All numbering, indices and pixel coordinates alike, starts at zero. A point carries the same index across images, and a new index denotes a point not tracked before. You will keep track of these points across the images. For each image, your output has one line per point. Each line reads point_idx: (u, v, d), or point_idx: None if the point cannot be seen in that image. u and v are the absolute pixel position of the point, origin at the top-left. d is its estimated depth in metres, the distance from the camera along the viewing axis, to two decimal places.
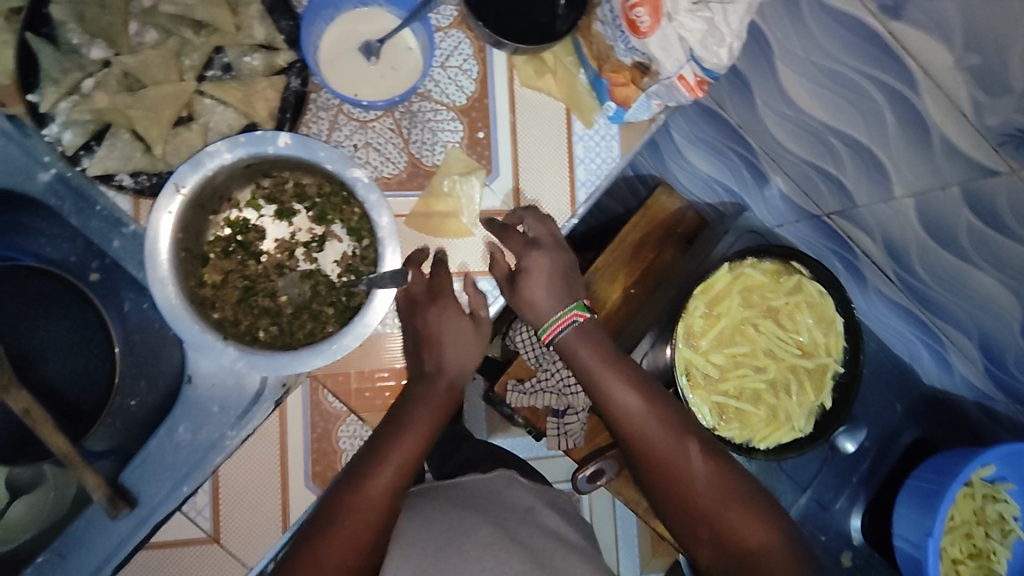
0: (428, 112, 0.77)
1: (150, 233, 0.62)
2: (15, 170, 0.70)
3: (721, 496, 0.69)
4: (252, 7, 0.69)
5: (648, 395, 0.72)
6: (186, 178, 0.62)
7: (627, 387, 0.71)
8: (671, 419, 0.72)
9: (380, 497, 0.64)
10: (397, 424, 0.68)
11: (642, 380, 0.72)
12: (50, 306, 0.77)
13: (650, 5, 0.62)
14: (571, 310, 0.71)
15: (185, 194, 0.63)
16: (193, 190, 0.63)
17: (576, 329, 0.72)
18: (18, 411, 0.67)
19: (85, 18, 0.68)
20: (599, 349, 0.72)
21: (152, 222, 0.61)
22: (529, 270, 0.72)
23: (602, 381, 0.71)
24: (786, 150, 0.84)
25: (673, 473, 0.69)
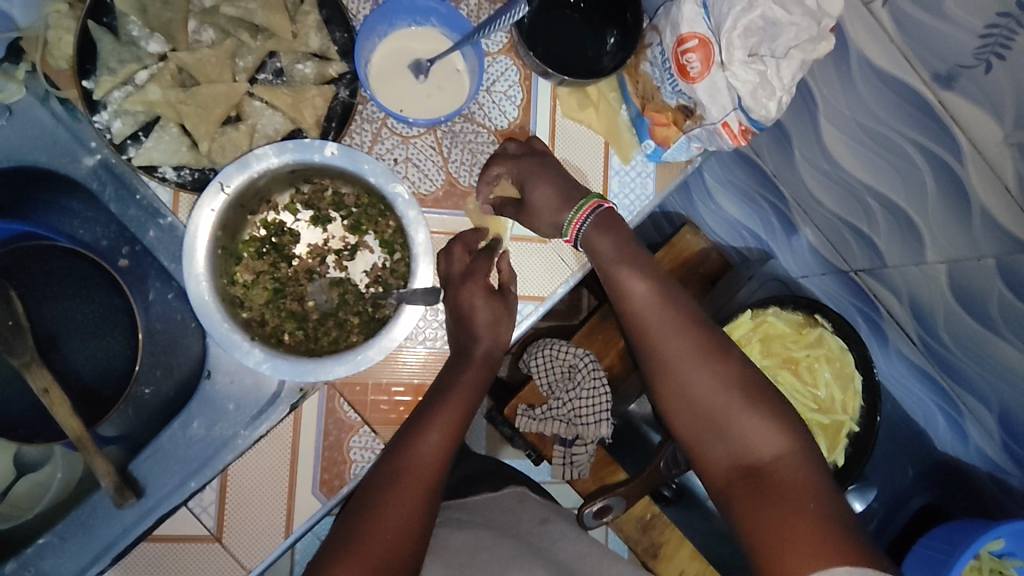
0: (469, 134, 0.78)
1: (190, 229, 0.62)
2: (63, 153, 0.71)
3: (736, 399, 0.67)
4: (310, 16, 0.70)
5: (659, 286, 0.70)
6: (231, 178, 0.63)
7: (636, 275, 0.70)
8: (685, 317, 0.69)
9: (421, 479, 0.66)
10: (427, 410, 0.69)
11: (654, 270, 0.71)
12: (79, 289, 0.77)
13: (702, 52, 0.64)
14: (591, 200, 0.71)
15: (228, 193, 0.64)
16: (236, 190, 0.64)
17: (594, 216, 0.71)
18: (37, 391, 0.70)
19: (147, 11, 0.68)
20: (614, 236, 0.71)
21: (193, 218, 0.62)
22: (540, 179, 0.72)
23: (617, 276, 0.70)
24: (820, 203, 0.84)
25: (681, 373, 0.68)
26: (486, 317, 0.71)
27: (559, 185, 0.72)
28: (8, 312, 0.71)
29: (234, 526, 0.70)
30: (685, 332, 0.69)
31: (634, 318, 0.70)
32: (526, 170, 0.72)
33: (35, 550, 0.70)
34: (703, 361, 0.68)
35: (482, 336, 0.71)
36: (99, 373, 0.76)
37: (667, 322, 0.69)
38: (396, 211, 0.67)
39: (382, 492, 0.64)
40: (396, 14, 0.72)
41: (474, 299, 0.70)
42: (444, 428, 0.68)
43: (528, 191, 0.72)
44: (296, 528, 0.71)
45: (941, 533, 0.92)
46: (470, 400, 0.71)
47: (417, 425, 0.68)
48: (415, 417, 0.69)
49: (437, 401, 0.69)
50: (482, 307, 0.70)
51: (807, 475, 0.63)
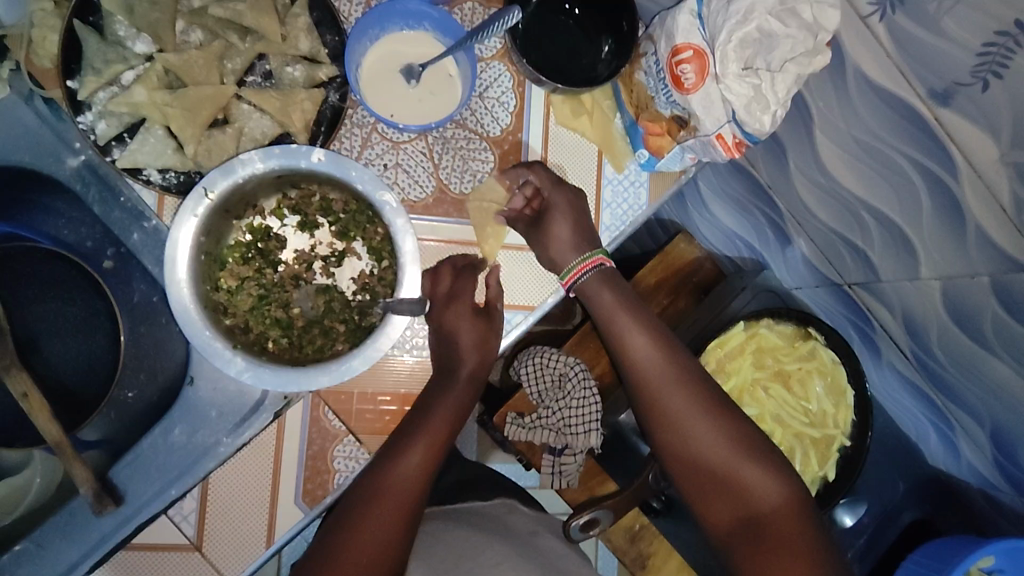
0: (461, 140, 0.77)
1: (172, 235, 0.61)
2: (47, 154, 0.70)
3: (738, 453, 0.70)
4: (300, 19, 0.69)
5: (661, 341, 0.73)
6: (216, 183, 0.62)
7: (637, 329, 0.73)
8: (688, 374, 0.72)
9: (398, 502, 0.65)
10: (407, 431, 0.68)
11: (656, 326, 0.74)
12: (62, 290, 0.76)
13: (697, 63, 0.63)
14: (596, 256, 0.73)
15: (212, 199, 0.62)
16: (220, 196, 0.63)
17: (597, 272, 0.74)
18: (17, 395, 0.69)
19: (134, 11, 0.67)
20: (613, 288, 0.74)
21: (176, 223, 0.61)
22: (560, 216, 0.73)
23: (618, 326, 0.74)
24: (815, 216, 0.83)
25: (685, 428, 0.71)
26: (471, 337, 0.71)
27: (578, 224, 0.73)
28: None
29: (216, 534, 0.70)
30: (687, 388, 0.72)
31: (637, 373, 0.73)
32: (556, 202, 0.73)
33: (13, 556, 0.68)
34: (706, 416, 0.71)
35: (468, 355, 0.71)
36: (81, 376, 0.75)
37: (669, 376, 0.72)
38: (383, 219, 0.66)
39: (358, 514, 0.64)
40: (388, 17, 0.71)
41: (461, 317, 0.71)
42: (426, 449, 0.68)
43: (549, 222, 0.73)
44: (277, 538, 0.71)
45: (931, 549, 0.91)
46: (449, 419, 0.70)
47: (396, 446, 0.67)
48: (394, 436, 0.68)
49: (417, 422, 0.69)
50: (467, 325, 0.71)
51: (800, 523, 0.67)
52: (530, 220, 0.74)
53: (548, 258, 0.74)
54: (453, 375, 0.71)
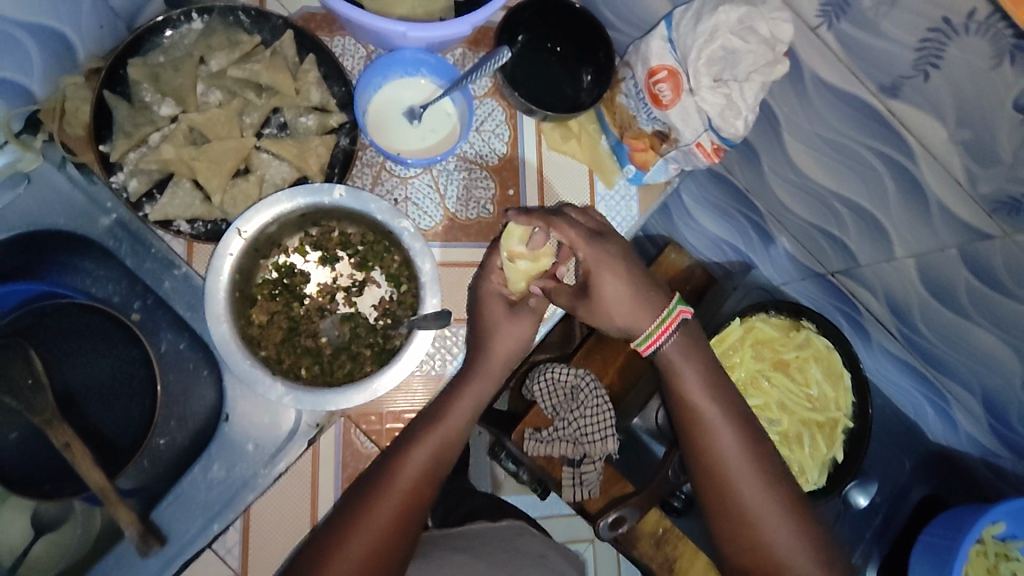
0: (463, 171, 0.83)
1: (211, 271, 0.66)
2: (80, 216, 0.75)
3: (791, 535, 0.70)
4: (310, 74, 0.76)
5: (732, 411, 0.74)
6: (248, 224, 0.68)
7: (714, 402, 0.73)
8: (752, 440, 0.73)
9: (396, 509, 0.64)
10: (423, 427, 0.69)
11: (735, 404, 0.74)
12: (97, 340, 0.77)
13: (672, 82, 0.71)
14: (677, 310, 0.74)
15: (245, 237, 0.68)
16: (252, 234, 0.69)
17: (678, 330, 0.74)
18: (59, 445, 0.71)
19: (159, 78, 0.73)
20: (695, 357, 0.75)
21: (214, 260, 0.66)
22: (605, 269, 0.72)
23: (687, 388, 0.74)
24: (792, 213, 0.90)
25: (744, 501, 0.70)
26: (492, 347, 0.73)
27: (626, 283, 0.72)
28: (28, 370, 0.73)
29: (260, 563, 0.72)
30: (760, 470, 0.71)
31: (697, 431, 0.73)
32: (598, 261, 0.71)
33: None
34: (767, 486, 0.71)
35: (491, 360, 0.73)
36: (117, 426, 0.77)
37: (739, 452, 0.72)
38: (402, 244, 0.72)
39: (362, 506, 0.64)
40: (389, 67, 0.79)
41: (492, 330, 0.73)
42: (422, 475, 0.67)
43: (597, 283, 0.72)
44: None
45: (943, 520, 0.94)
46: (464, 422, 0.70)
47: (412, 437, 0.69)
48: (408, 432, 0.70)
49: (432, 415, 0.70)
50: (502, 333, 0.73)
51: None
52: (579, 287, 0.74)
53: (606, 317, 0.73)
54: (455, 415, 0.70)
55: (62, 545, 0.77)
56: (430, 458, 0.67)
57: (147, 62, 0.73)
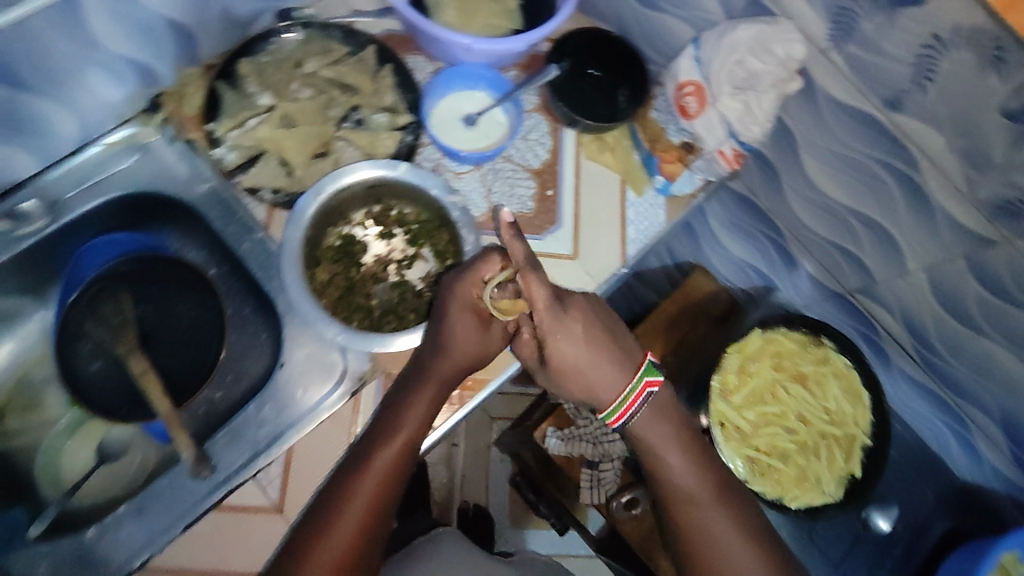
0: (508, 171, 0.94)
1: (287, 221, 0.78)
2: (180, 183, 0.88)
3: None
4: (387, 80, 0.90)
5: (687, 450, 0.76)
6: (325, 186, 0.79)
7: (682, 460, 0.76)
8: (718, 487, 0.76)
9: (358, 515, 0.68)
10: (380, 436, 0.72)
11: (700, 458, 0.77)
12: (181, 293, 0.87)
13: (697, 94, 0.81)
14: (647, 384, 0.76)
15: (321, 199, 0.80)
16: (327, 197, 0.80)
17: (647, 401, 0.77)
18: (136, 373, 0.80)
19: (263, 74, 0.87)
20: (663, 420, 0.77)
21: (293, 214, 0.78)
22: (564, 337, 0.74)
23: (658, 452, 0.76)
24: (813, 232, 0.97)
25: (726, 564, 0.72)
26: (454, 356, 0.74)
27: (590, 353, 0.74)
28: (117, 311, 0.84)
29: (293, 499, 0.77)
30: (741, 531, 0.73)
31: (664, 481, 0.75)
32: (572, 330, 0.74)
33: (115, 516, 0.75)
34: (720, 506, 0.74)
35: (445, 363, 0.74)
36: (185, 369, 0.85)
37: (712, 508, 0.74)
38: (452, 220, 0.82)
39: (327, 516, 0.67)
40: (453, 80, 0.92)
41: (453, 344, 0.74)
42: (379, 476, 0.69)
43: (562, 345, 0.74)
44: None
45: (966, 549, 0.93)
46: (420, 427, 0.73)
47: (369, 446, 0.71)
48: (369, 440, 0.72)
49: (390, 425, 0.72)
50: (468, 344, 0.74)
51: None
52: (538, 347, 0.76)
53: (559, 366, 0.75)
54: (411, 412, 0.73)
55: (118, 477, 0.84)
56: (386, 462, 0.70)
57: (255, 61, 0.88)
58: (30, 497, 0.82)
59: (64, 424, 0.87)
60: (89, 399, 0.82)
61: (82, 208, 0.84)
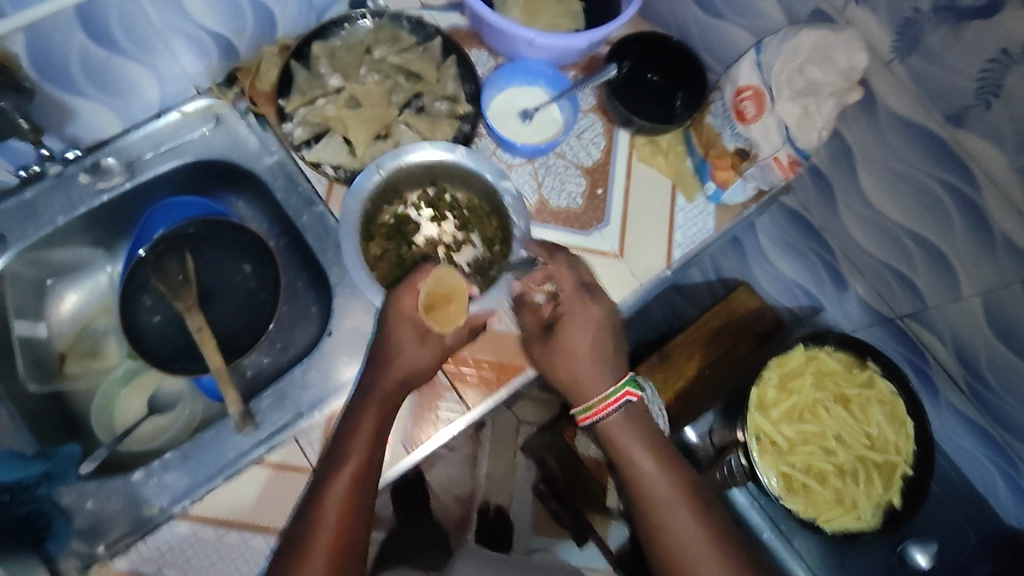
0: (560, 167, 0.95)
1: (347, 193, 0.81)
2: (249, 153, 0.92)
3: None
4: (450, 69, 0.93)
5: (664, 462, 0.76)
6: (386, 163, 0.82)
7: (647, 458, 0.75)
8: (698, 499, 0.75)
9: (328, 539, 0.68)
10: (333, 463, 0.72)
11: (667, 457, 0.76)
12: (242, 256, 0.91)
13: (755, 99, 0.81)
14: (624, 389, 0.77)
15: (381, 174, 0.83)
16: (387, 173, 0.83)
17: (621, 409, 0.77)
18: (192, 329, 0.85)
19: (334, 56, 0.91)
20: (630, 423, 0.77)
21: (353, 186, 0.81)
22: (574, 326, 0.78)
23: (625, 449, 0.76)
24: (864, 251, 0.96)
25: (695, 567, 0.71)
26: (395, 371, 0.76)
27: (590, 350, 0.77)
28: (181, 268, 0.88)
29: None
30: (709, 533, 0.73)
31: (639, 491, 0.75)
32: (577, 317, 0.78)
33: (161, 463, 0.78)
34: (688, 506, 0.73)
35: (386, 376, 0.76)
36: (237, 329, 0.88)
37: (679, 507, 0.73)
38: (505, 206, 0.84)
39: (293, 554, 0.68)
40: (512, 75, 0.95)
41: (393, 361, 0.77)
42: (338, 506, 0.70)
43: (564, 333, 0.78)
44: (389, 474, 0.82)
45: None
46: (372, 446, 0.73)
47: (323, 474, 0.72)
48: (324, 467, 0.72)
49: (341, 451, 0.72)
50: (411, 354, 0.76)
51: None
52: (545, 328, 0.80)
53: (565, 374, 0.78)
54: (354, 448, 0.72)
55: (167, 427, 0.89)
56: (339, 492, 0.70)
57: (328, 44, 0.92)
58: (84, 439, 0.86)
59: (120, 373, 0.92)
60: (148, 349, 0.87)
61: (157, 169, 0.89)
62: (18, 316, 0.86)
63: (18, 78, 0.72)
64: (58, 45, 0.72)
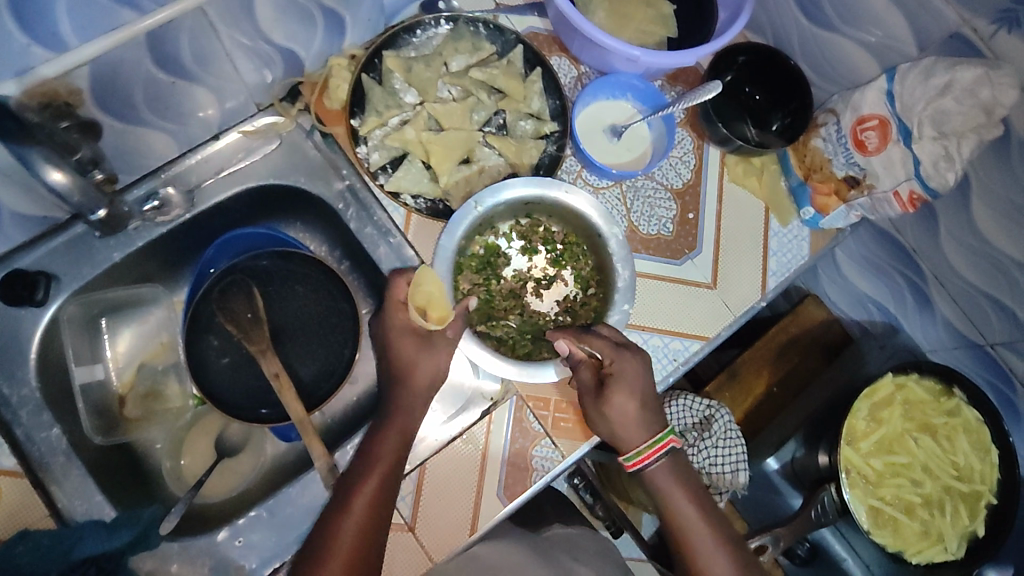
0: (649, 190, 0.89)
1: (445, 227, 0.76)
2: (317, 176, 0.84)
3: None
4: (536, 84, 0.84)
5: (705, 508, 0.78)
6: (484, 199, 0.78)
7: (687, 503, 0.77)
8: (736, 546, 0.77)
9: (356, 522, 0.68)
10: (360, 471, 0.71)
11: (706, 503, 0.78)
12: (313, 288, 0.85)
13: (880, 130, 0.78)
14: (664, 440, 0.77)
15: (478, 209, 0.78)
16: (484, 208, 0.78)
17: (664, 457, 0.77)
18: (268, 375, 0.79)
19: (411, 70, 0.82)
20: (673, 471, 0.78)
21: (451, 221, 0.77)
22: (620, 388, 0.74)
23: (668, 496, 0.77)
24: (960, 277, 0.92)
25: None
26: (426, 364, 0.75)
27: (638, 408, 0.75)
28: (249, 306, 0.81)
29: (425, 516, 0.77)
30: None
31: (683, 539, 0.77)
32: (619, 374, 0.75)
33: (247, 521, 0.75)
34: (726, 550, 0.76)
35: (415, 370, 0.75)
36: (315, 370, 0.83)
37: (715, 547, 0.76)
38: (606, 248, 0.80)
39: (326, 538, 0.68)
40: (600, 89, 0.87)
41: (411, 371, 0.75)
42: (369, 495, 0.69)
43: (609, 398, 0.75)
44: (484, 527, 0.78)
45: None
46: (399, 455, 0.72)
47: (362, 464, 0.71)
48: (350, 476, 0.71)
49: (369, 457, 0.72)
50: (423, 363, 0.75)
51: None
52: (595, 387, 0.76)
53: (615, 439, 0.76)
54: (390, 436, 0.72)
55: (241, 473, 0.85)
56: (369, 477, 0.70)
57: (401, 54, 0.83)
58: (158, 493, 0.82)
59: (187, 416, 0.88)
60: (218, 394, 0.82)
61: (217, 199, 0.82)
62: (75, 363, 0.80)
63: (79, 117, 0.66)
64: (126, 73, 0.66)
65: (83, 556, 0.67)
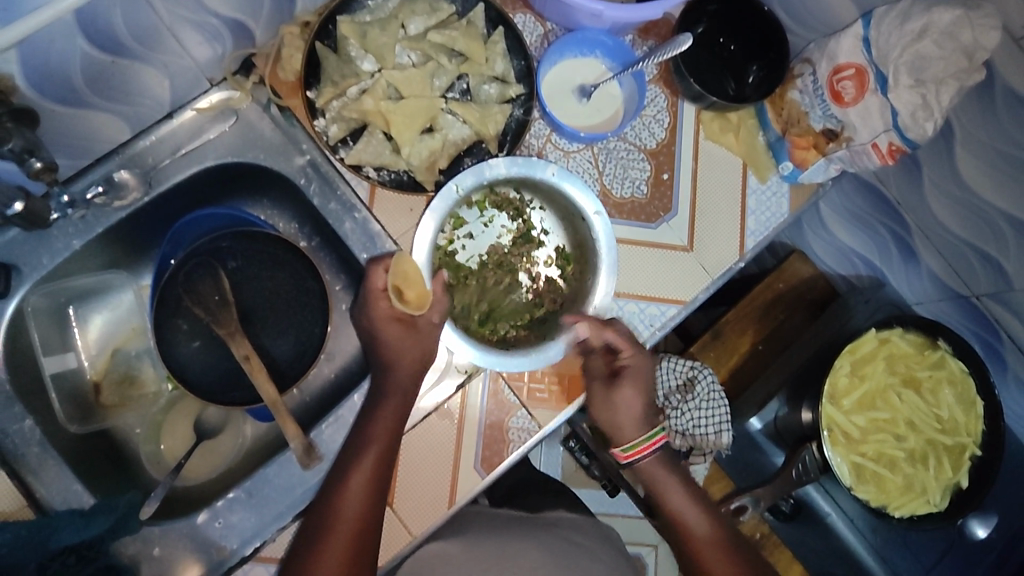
0: (622, 151, 0.86)
1: (426, 214, 0.77)
2: (276, 152, 0.81)
3: None
4: (498, 45, 0.80)
5: (679, 472, 0.79)
6: (465, 181, 0.78)
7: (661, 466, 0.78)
8: (711, 508, 0.77)
9: (359, 496, 0.67)
10: (358, 442, 0.70)
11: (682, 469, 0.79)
12: (276, 269, 0.83)
13: (857, 79, 0.75)
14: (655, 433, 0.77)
15: (460, 191, 0.78)
16: (465, 189, 0.78)
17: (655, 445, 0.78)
18: (238, 357, 0.78)
19: (366, 36, 0.78)
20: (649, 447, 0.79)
21: (433, 208, 0.77)
22: (632, 384, 0.77)
23: (648, 469, 0.78)
24: (943, 227, 0.91)
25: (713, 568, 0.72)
26: (418, 339, 0.74)
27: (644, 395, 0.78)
28: (215, 287, 0.80)
29: (402, 493, 0.77)
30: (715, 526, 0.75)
31: (660, 500, 0.77)
32: (636, 370, 0.77)
33: (225, 503, 0.75)
34: (693, 501, 0.76)
35: (406, 346, 0.74)
36: (288, 351, 0.83)
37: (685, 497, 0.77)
38: (589, 229, 0.81)
39: (326, 512, 0.67)
40: (567, 47, 0.83)
41: (400, 357, 0.74)
42: (369, 469, 0.69)
43: (623, 388, 0.77)
44: (462, 499, 0.78)
45: None
46: (394, 433, 0.71)
47: (356, 439, 0.71)
48: (343, 457, 0.70)
49: (365, 433, 0.71)
50: (412, 349, 0.74)
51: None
52: (605, 377, 0.78)
53: (620, 429, 0.78)
54: (391, 409, 0.72)
55: (220, 455, 0.85)
56: (371, 452, 0.69)
57: (356, 20, 0.79)
58: (137, 478, 0.82)
59: (164, 400, 0.87)
60: (190, 379, 0.81)
61: (172, 180, 0.79)
62: (44, 354, 0.79)
63: (12, 103, 0.63)
64: (60, 54, 0.62)
65: (61, 544, 0.69)
